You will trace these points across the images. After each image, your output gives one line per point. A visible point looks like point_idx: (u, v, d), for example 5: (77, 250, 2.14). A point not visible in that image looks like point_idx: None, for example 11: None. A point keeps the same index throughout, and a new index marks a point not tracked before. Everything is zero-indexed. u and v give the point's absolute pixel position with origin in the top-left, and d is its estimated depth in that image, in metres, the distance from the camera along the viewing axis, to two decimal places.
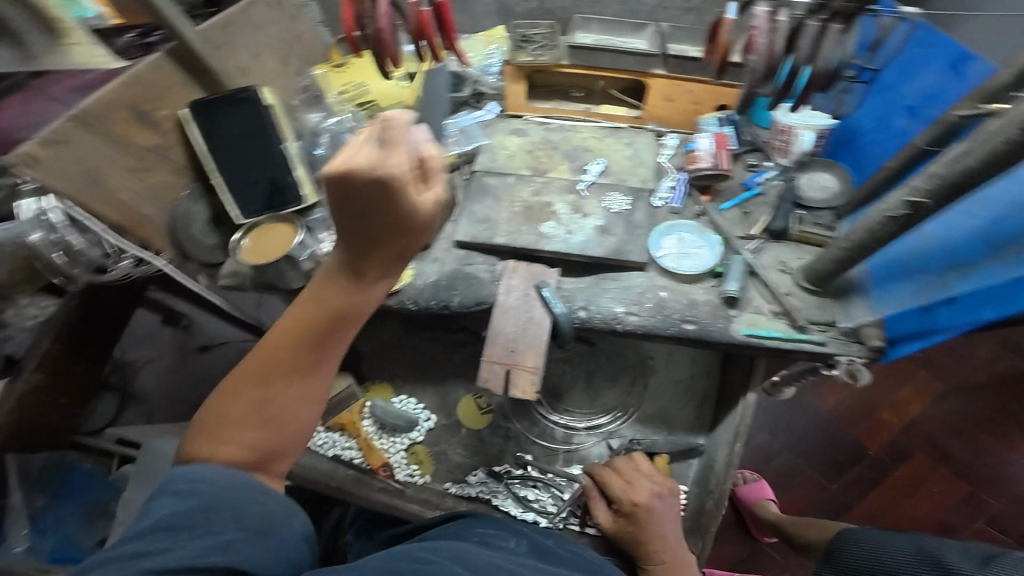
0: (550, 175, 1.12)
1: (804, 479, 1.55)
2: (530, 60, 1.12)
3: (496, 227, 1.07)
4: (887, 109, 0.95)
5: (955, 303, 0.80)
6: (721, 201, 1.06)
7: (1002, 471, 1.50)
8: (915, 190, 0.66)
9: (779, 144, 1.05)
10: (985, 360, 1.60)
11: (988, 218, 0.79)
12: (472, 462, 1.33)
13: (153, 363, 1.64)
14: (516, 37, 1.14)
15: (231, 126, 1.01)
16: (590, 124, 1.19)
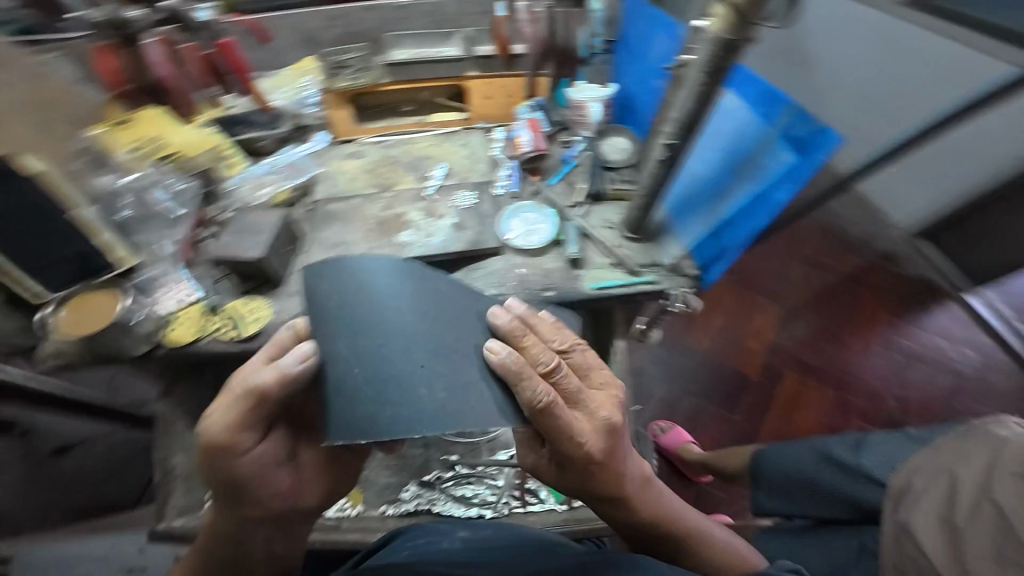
0: (396, 188, 1.15)
1: (710, 417, 1.77)
2: (348, 83, 1.15)
3: (351, 247, 1.07)
4: (643, 74, 1.14)
5: (731, 222, 0.97)
6: (549, 176, 1.20)
7: (851, 371, 1.80)
8: (667, 135, 0.86)
9: (579, 118, 1.21)
10: (803, 279, 1.99)
11: (724, 148, 0.98)
12: (401, 479, 1.37)
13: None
14: (331, 65, 1.18)
15: None
16: (426, 134, 1.24)
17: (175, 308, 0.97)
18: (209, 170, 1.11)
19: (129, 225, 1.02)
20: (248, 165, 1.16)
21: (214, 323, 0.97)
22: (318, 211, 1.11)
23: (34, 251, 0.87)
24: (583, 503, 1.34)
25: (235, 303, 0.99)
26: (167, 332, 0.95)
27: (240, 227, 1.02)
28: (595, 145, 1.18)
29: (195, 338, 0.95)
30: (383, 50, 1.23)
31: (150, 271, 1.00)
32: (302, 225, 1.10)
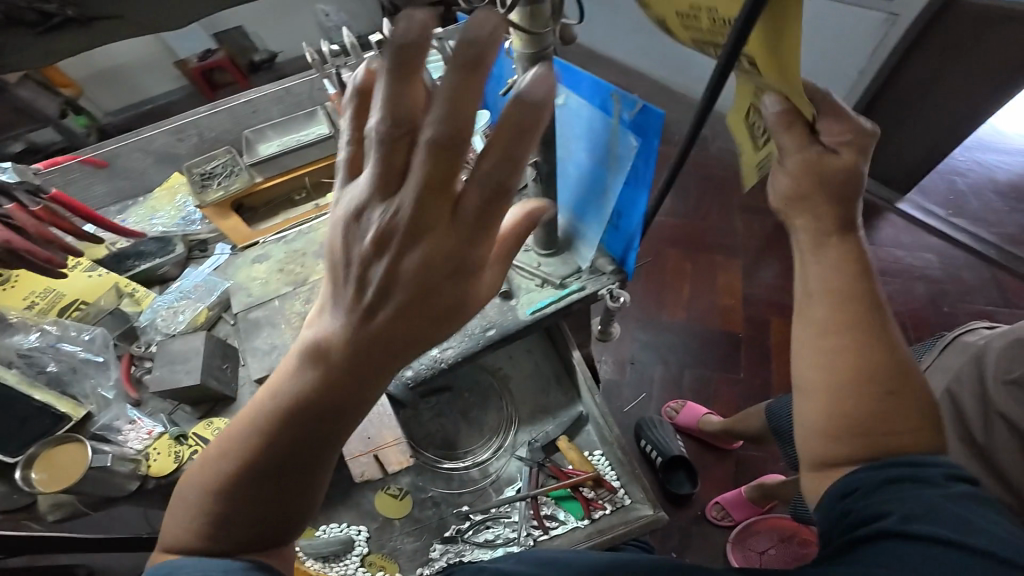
0: (312, 280, 1.16)
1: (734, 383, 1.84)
2: (221, 194, 1.13)
3: (285, 347, 1.08)
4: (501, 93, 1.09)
5: (624, 212, 0.98)
6: None
7: None
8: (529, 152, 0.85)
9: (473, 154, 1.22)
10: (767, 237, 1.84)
11: (586, 147, 0.91)
12: (424, 541, 1.26)
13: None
14: (198, 178, 1.15)
15: None
16: (323, 218, 1.25)
17: (146, 444, 1.00)
18: (119, 310, 1.14)
19: (64, 376, 1.04)
20: (156, 295, 1.18)
21: (186, 449, 1.00)
22: (243, 320, 1.12)
23: None
24: (606, 513, 1.28)
25: (198, 426, 1.02)
26: (147, 468, 0.98)
27: (166, 358, 1.04)
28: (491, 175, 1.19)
29: (174, 467, 0.99)
30: (249, 148, 1.20)
31: (105, 414, 1.02)
32: (235, 338, 1.14)
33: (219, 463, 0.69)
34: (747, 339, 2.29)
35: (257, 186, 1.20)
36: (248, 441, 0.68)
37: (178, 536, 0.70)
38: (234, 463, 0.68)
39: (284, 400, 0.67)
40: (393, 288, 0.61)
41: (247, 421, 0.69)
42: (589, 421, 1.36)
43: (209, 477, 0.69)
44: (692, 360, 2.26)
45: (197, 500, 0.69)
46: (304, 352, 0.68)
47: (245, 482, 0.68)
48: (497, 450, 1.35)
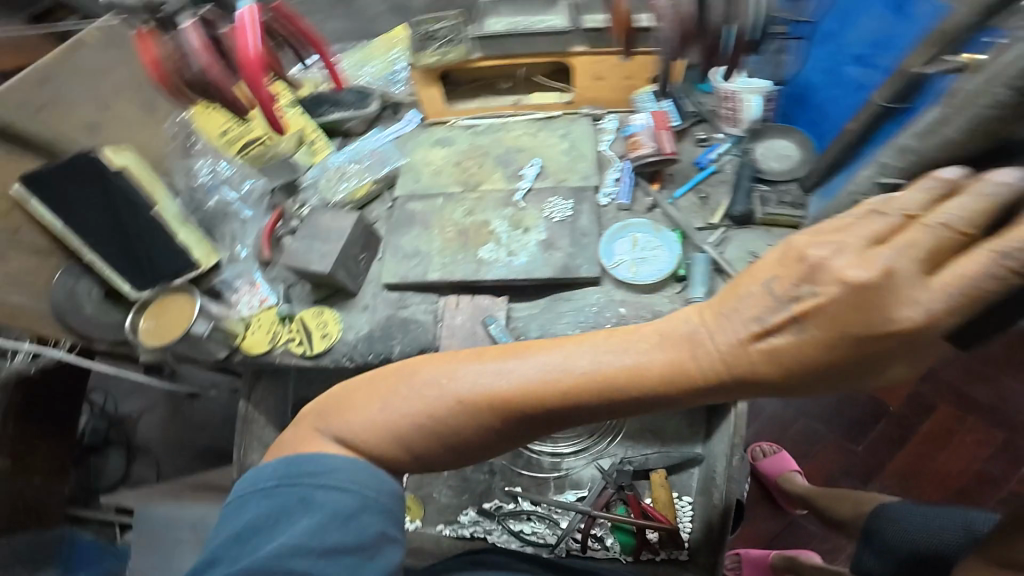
0: (483, 189, 0.98)
1: (826, 445, 1.33)
2: (435, 60, 0.95)
3: (428, 260, 0.93)
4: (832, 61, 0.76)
5: None
6: (673, 188, 0.90)
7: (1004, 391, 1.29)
8: (888, 168, 0.55)
9: (727, 113, 0.88)
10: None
11: None
12: (461, 501, 1.20)
13: (147, 415, 1.60)
14: (419, 35, 0.96)
15: (82, 199, 0.83)
16: (521, 119, 1.04)
17: (251, 313, 0.90)
18: (293, 158, 0.99)
19: (215, 216, 0.97)
20: (332, 151, 1.02)
21: (284, 333, 0.89)
22: (399, 209, 0.97)
23: (117, 237, 0.85)
24: (655, 559, 1.11)
25: (305, 312, 0.90)
26: (240, 339, 0.87)
27: (310, 230, 0.86)
28: (747, 147, 0.86)
29: (265, 348, 0.88)
30: (477, 19, 0.99)
31: (234, 269, 0.93)
32: (381, 227, 0.98)
33: (492, 383, 0.52)
34: (880, 413, 1.32)
35: (471, 63, 1.00)
36: (546, 385, 0.52)
37: (392, 419, 0.54)
38: (513, 396, 0.52)
39: (611, 359, 0.51)
40: (828, 335, 0.46)
41: (556, 358, 0.52)
42: (701, 466, 1.15)
43: (472, 389, 0.53)
44: (819, 413, 1.35)
45: (440, 403, 0.53)
46: (649, 331, 0.53)
47: (503, 419, 0.53)
48: (582, 453, 1.19)
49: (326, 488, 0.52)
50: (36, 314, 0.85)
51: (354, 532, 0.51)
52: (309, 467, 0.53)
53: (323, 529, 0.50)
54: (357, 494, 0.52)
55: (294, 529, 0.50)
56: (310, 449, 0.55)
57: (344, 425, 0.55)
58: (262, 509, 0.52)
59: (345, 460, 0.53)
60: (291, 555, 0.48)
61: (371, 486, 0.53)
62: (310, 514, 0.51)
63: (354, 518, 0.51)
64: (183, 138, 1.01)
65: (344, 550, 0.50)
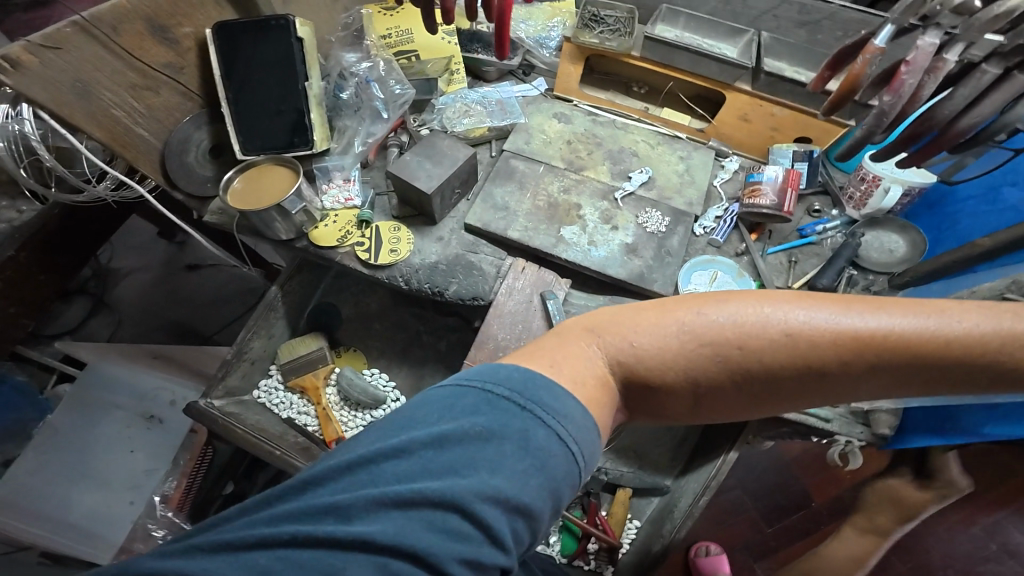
0: (585, 174, 0.98)
1: (743, 519, 1.31)
2: (595, 42, 0.98)
3: (514, 217, 0.90)
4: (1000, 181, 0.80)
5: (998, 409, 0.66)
6: (768, 243, 0.94)
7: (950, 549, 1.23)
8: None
9: (855, 194, 0.89)
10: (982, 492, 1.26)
11: None
12: None
13: (137, 274, 1.59)
14: (587, 16, 1.01)
15: (253, 54, 0.81)
16: (644, 127, 1.07)
17: (331, 207, 0.88)
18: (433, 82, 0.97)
19: (344, 109, 0.94)
20: (465, 88, 1.02)
21: (356, 236, 0.87)
22: (501, 162, 0.95)
23: (258, 97, 0.82)
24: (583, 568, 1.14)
25: (383, 224, 0.87)
26: (312, 227, 0.86)
27: (426, 148, 0.82)
28: (857, 230, 0.89)
29: (332, 245, 0.86)
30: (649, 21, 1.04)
31: (339, 160, 0.90)
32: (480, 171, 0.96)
33: (806, 338, 0.46)
34: (800, 504, 1.32)
35: (625, 59, 1.03)
36: (915, 341, 0.44)
37: (685, 343, 0.48)
38: (833, 351, 0.45)
39: (938, 332, 0.44)
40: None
41: (881, 323, 0.45)
42: (662, 497, 1.15)
43: (792, 335, 0.46)
44: (754, 488, 1.34)
45: (748, 343, 0.47)
46: (977, 313, 0.45)
47: (815, 376, 0.47)
48: None
49: (548, 430, 0.43)
50: (145, 150, 0.79)
51: (547, 496, 0.42)
52: (541, 394, 0.45)
53: (525, 476, 0.41)
54: (568, 456, 0.44)
55: (494, 460, 0.41)
56: (550, 369, 0.47)
57: (631, 344, 0.49)
58: (474, 420, 0.43)
59: (575, 410, 0.45)
60: (487, 498, 0.40)
61: (586, 447, 0.45)
62: (518, 454, 0.42)
63: (551, 482, 0.42)
64: (356, 30, 0.99)
65: (524, 515, 0.41)
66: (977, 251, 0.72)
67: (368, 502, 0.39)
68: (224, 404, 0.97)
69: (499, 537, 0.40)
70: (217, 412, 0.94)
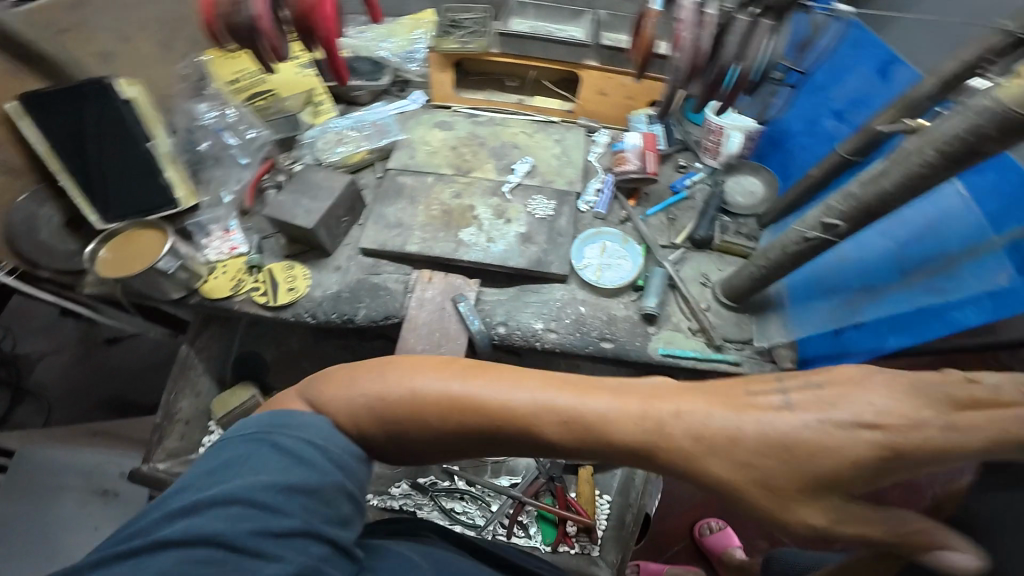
0: (474, 175, 1.01)
1: None
2: (457, 46, 1.01)
3: (409, 232, 0.92)
4: (815, 112, 0.88)
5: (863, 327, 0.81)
6: (647, 206, 1.03)
7: None
8: (831, 211, 0.66)
9: (708, 145, 1.01)
10: None
11: (900, 240, 0.77)
12: (393, 474, 1.24)
13: (49, 358, 1.45)
14: (445, 22, 1.03)
15: (79, 123, 0.79)
16: (520, 117, 1.13)
17: (218, 259, 0.85)
18: (297, 116, 0.98)
19: (205, 161, 0.92)
20: (335, 117, 1.02)
21: (249, 282, 0.86)
22: (388, 180, 0.96)
23: (98, 165, 0.80)
24: (570, 552, 1.16)
25: (275, 265, 0.86)
26: (201, 283, 0.83)
27: (300, 184, 0.82)
28: (719, 178, 0.99)
29: (227, 296, 0.84)
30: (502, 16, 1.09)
31: (210, 213, 0.88)
32: (367, 194, 0.97)
33: (464, 404, 0.48)
34: None
35: (488, 58, 1.06)
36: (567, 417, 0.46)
37: (371, 409, 0.50)
38: (483, 421, 0.48)
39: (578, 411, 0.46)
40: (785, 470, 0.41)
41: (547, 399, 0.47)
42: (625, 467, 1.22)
43: (458, 401, 0.48)
44: None
45: (417, 409, 0.49)
46: (624, 398, 0.46)
47: (465, 437, 0.49)
48: None
49: (293, 438, 0.48)
50: None
51: (321, 473, 0.47)
52: (275, 416, 0.50)
53: (284, 464, 0.46)
54: (323, 445, 0.48)
55: (251, 464, 0.46)
56: (290, 409, 0.52)
57: (342, 394, 0.51)
58: (216, 456, 0.47)
59: (324, 423, 0.50)
60: (256, 488, 0.44)
61: (342, 441, 0.49)
62: (267, 453, 0.47)
63: (318, 463, 0.47)
64: (196, 80, 0.97)
65: (306, 491, 0.45)
66: (814, 181, 0.82)
67: (158, 522, 0.43)
68: (169, 465, 0.96)
69: (286, 514, 0.44)
70: (163, 474, 0.93)
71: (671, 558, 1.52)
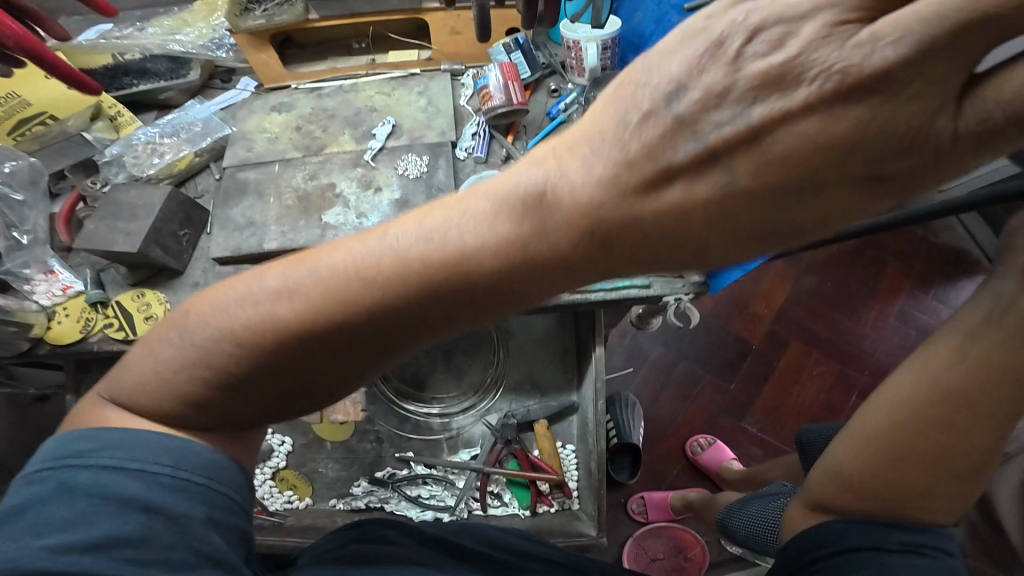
0: (328, 152, 0.92)
1: (704, 385, 1.58)
2: (261, 22, 0.92)
3: (264, 229, 0.85)
4: (660, 10, 0.86)
5: None
6: (526, 139, 0.97)
7: (860, 345, 1.57)
8: None
9: (572, 64, 0.95)
10: (834, 288, 1.64)
11: None
12: (351, 474, 1.19)
13: None
14: None
15: None
16: (375, 78, 1.01)
17: (53, 303, 0.79)
18: (90, 135, 0.90)
19: None
20: (141, 126, 0.94)
21: (102, 319, 0.80)
22: (228, 179, 0.90)
23: None
24: (550, 511, 1.17)
25: (123, 296, 0.81)
26: (45, 330, 0.77)
27: (110, 208, 0.78)
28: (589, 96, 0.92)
29: (79, 337, 0.78)
30: None
31: (16, 256, 0.81)
32: (210, 200, 0.90)
33: (360, 283, 0.41)
34: (746, 354, 1.60)
35: (309, 25, 0.97)
36: (449, 257, 0.40)
37: (250, 325, 0.42)
38: (401, 288, 0.40)
39: (493, 236, 0.39)
40: (752, 182, 0.35)
41: (439, 242, 0.40)
42: (578, 412, 1.19)
43: (348, 275, 0.41)
44: (695, 353, 1.61)
45: (310, 306, 0.41)
46: (462, 202, 0.41)
47: (401, 324, 0.42)
48: (469, 409, 1.22)
49: (99, 462, 0.44)
50: None
51: (154, 498, 0.44)
52: (76, 445, 0.45)
53: (92, 512, 0.42)
54: (140, 472, 0.44)
55: (54, 517, 0.42)
56: (93, 417, 0.46)
57: (216, 326, 0.43)
58: (18, 497, 0.43)
59: (143, 434, 0.45)
60: (60, 552, 0.40)
61: (170, 461, 0.45)
62: (69, 501, 0.42)
63: (145, 489, 0.44)
64: None
65: (149, 522, 0.43)
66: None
67: None
68: None
69: (131, 543, 0.42)
70: None
71: (673, 483, 1.52)
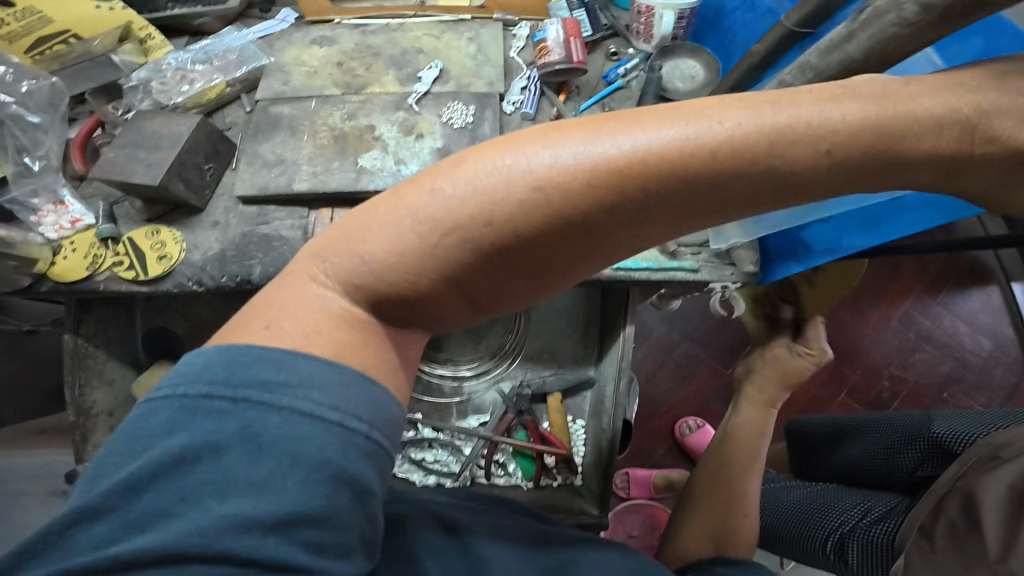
0: (369, 92, 0.86)
1: (704, 367, 1.59)
2: None
3: (294, 168, 0.79)
4: None
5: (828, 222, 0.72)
6: (578, 100, 0.92)
7: (860, 344, 1.58)
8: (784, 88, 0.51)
9: (640, 28, 0.90)
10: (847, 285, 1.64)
11: None
12: None
13: None
14: None
15: None
16: (423, 21, 0.94)
17: (60, 237, 0.75)
18: (117, 57, 0.83)
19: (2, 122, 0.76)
20: (173, 51, 0.87)
21: (110, 256, 0.76)
22: (259, 113, 0.83)
23: None
24: (552, 484, 1.17)
25: (135, 232, 0.77)
26: (48, 266, 0.73)
27: (132, 136, 0.73)
28: (655, 63, 0.88)
29: (84, 275, 0.74)
30: None
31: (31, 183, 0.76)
32: (238, 133, 0.84)
33: (721, 137, 0.36)
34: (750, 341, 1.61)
35: None
36: (824, 123, 0.36)
37: (586, 165, 0.35)
38: (780, 144, 0.36)
39: (871, 113, 0.37)
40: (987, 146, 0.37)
41: (853, 110, 0.36)
42: (593, 388, 1.18)
43: (720, 141, 0.36)
44: (701, 338, 1.62)
45: (664, 152, 0.35)
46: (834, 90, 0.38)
47: (765, 189, 0.38)
48: (483, 374, 1.20)
49: (282, 414, 0.36)
50: None
51: (326, 485, 0.36)
52: (257, 374, 0.36)
53: (281, 475, 0.35)
54: (339, 431, 0.36)
55: (239, 476, 0.34)
56: (302, 299, 0.40)
57: (513, 167, 0.36)
58: (190, 437, 0.34)
59: (310, 364, 0.37)
60: (242, 527, 0.34)
61: (367, 416, 0.38)
62: (254, 455, 0.35)
63: (321, 471, 0.35)
64: None
65: (310, 519, 0.35)
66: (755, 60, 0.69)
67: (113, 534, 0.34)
68: None
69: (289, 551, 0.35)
70: None
71: (658, 461, 1.54)
